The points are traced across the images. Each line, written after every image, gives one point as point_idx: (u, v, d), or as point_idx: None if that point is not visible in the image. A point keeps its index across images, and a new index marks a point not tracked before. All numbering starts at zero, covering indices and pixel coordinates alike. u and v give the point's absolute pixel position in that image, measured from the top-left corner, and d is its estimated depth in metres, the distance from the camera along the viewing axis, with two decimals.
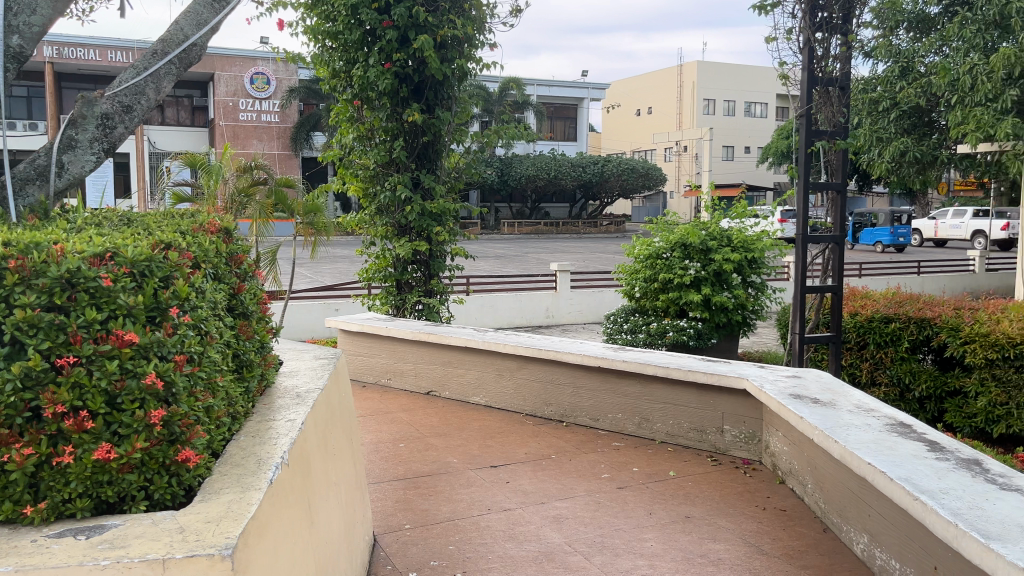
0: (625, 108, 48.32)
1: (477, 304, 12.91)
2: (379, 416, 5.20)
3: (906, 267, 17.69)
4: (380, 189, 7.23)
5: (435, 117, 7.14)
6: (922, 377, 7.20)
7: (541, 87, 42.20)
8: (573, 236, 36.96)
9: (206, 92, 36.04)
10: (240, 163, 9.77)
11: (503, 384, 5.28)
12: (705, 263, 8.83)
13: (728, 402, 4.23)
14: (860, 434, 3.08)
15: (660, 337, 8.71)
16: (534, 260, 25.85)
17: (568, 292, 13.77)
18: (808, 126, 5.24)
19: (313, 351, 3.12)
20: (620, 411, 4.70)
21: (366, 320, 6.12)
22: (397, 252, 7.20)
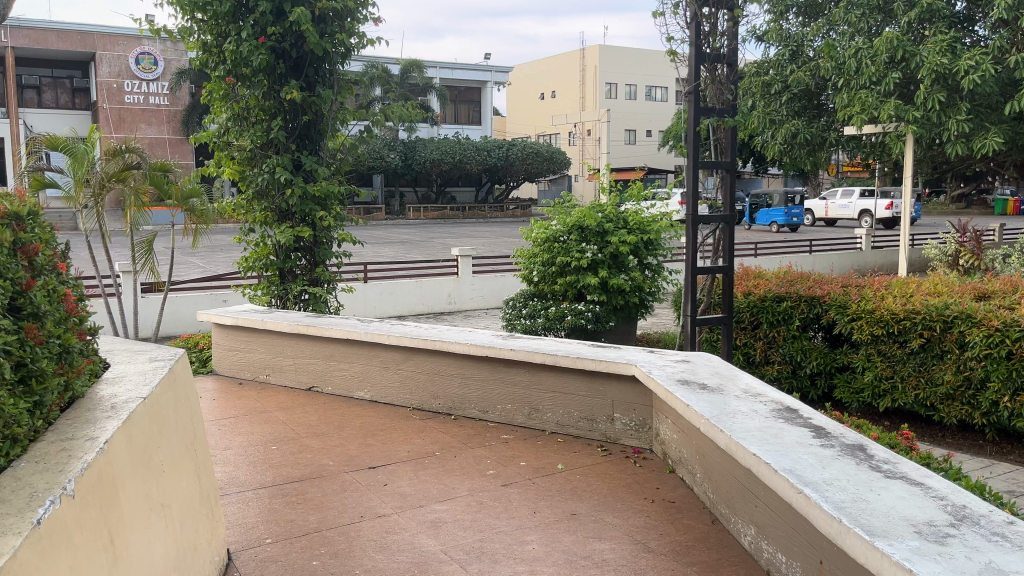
0: (529, 92, 48.30)
1: (375, 291, 12.50)
2: (253, 416, 4.83)
3: (799, 246, 18.20)
4: (257, 172, 6.79)
5: (316, 96, 6.76)
6: (813, 354, 7.28)
7: (444, 70, 41.66)
8: (479, 220, 36.68)
9: (88, 73, 34.05)
10: (110, 146, 9.06)
11: (388, 377, 4.99)
12: (601, 246, 8.75)
13: (617, 389, 4.07)
14: (745, 421, 2.95)
15: (559, 321, 8.57)
16: (439, 245, 25.50)
17: (469, 278, 13.46)
18: (697, 104, 5.12)
19: (149, 352, 2.76)
20: (509, 402, 4.48)
21: (241, 313, 5.71)
22: (278, 239, 6.82)
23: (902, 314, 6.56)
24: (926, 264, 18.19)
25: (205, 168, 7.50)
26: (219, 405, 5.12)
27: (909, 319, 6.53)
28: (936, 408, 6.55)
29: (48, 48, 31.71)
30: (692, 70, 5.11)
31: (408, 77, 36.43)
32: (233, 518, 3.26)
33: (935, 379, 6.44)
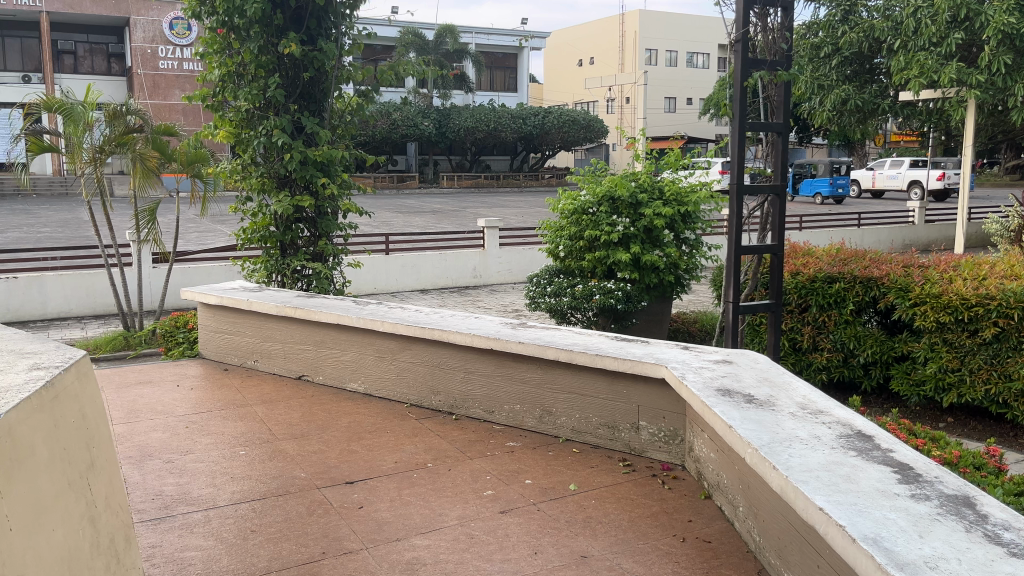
0: (567, 58, 47.14)
1: (398, 263, 11.92)
2: (230, 410, 4.25)
3: (847, 219, 17.16)
4: (254, 134, 6.18)
5: (318, 50, 6.11)
6: (868, 342, 6.50)
7: (480, 36, 40.68)
8: (514, 190, 35.90)
9: (123, 38, 33.80)
10: (110, 109, 8.50)
11: (384, 368, 4.38)
12: (634, 219, 8.04)
13: (643, 392, 3.42)
14: (805, 455, 2.27)
15: (587, 301, 7.86)
16: (470, 216, 24.82)
17: (496, 251, 12.79)
18: (745, 54, 4.34)
19: (35, 358, 2.15)
20: (518, 403, 3.84)
21: (227, 291, 5.13)
22: (276, 209, 6.23)
23: (973, 299, 5.77)
24: (984, 239, 17.06)
25: (201, 130, 6.90)
26: (197, 395, 4.55)
27: (981, 305, 5.73)
28: (1009, 405, 5.77)
29: (83, 13, 31.39)
30: (740, 14, 4.33)
31: (443, 43, 35.61)
32: (168, 551, 2.67)
33: (1009, 374, 5.66)
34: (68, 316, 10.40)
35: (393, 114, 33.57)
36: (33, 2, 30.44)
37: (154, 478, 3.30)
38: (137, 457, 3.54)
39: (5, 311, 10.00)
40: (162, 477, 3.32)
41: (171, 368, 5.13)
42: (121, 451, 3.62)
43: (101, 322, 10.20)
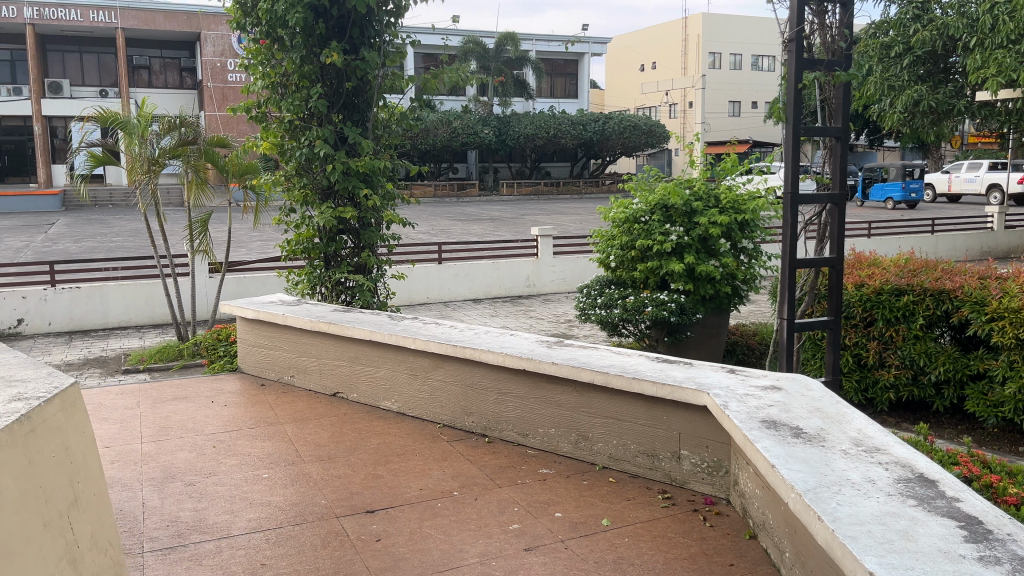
0: (628, 63, 46.71)
1: (450, 272, 11.82)
2: (261, 428, 4.14)
3: (919, 225, 16.44)
4: (297, 145, 6.13)
5: (360, 59, 6.02)
6: (940, 359, 6.09)
7: (540, 43, 40.57)
8: (574, 196, 35.64)
9: (194, 53, 34.79)
10: (164, 121, 8.59)
11: (417, 387, 4.22)
12: (688, 228, 7.74)
13: (684, 419, 3.17)
14: (856, 503, 2.00)
15: (639, 313, 7.58)
16: (528, 223, 24.68)
17: (550, 259, 12.58)
18: (800, 53, 4.04)
19: (19, 387, 2.02)
20: (553, 426, 3.63)
21: (264, 305, 5.05)
22: (318, 220, 6.15)
23: None
24: None
25: (247, 141, 6.89)
26: (230, 411, 4.47)
27: None
28: None
29: (156, 29, 32.36)
30: (794, 10, 4.03)
31: (503, 51, 35.60)
32: None
33: None
34: (128, 324, 10.60)
35: (453, 123, 33.69)
36: (109, 19, 31.51)
37: (172, 502, 3.19)
38: (160, 478, 3.45)
39: (68, 320, 10.26)
40: (181, 501, 3.21)
41: (209, 383, 5.07)
42: (145, 471, 3.53)
43: (159, 330, 10.37)
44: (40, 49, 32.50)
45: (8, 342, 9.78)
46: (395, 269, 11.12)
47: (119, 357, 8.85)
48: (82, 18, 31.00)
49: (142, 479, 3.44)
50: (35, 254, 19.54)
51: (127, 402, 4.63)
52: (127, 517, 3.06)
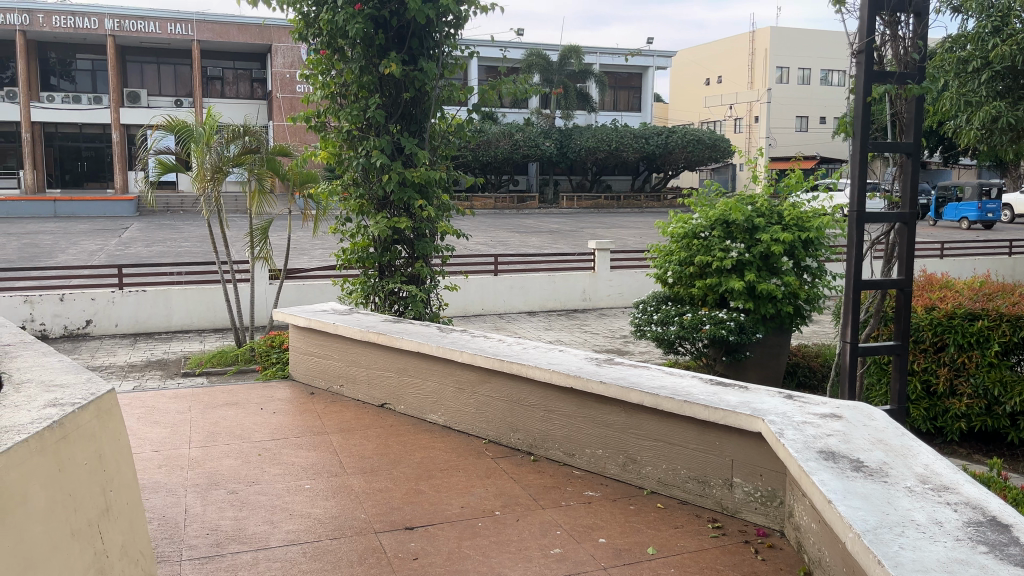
0: (693, 77, 46.21)
1: (506, 284, 11.78)
2: (307, 437, 4.13)
3: (995, 247, 15.78)
4: (354, 154, 6.17)
5: (419, 70, 6.02)
6: (1016, 389, 5.81)
7: (604, 56, 40.44)
8: (635, 210, 35.36)
9: (265, 64, 35.71)
10: (229, 129, 8.77)
11: (463, 402, 4.15)
12: (749, 245, 7.53)
13: (737, 445, 3.03)
14: (922, 548, 1.85)
15: (696, 331, 7.40)
16: (587, 236, 24.54)
17: (607, 273, 12.43)
18: (869, 65, 3.86)
19: (55, 393, 2.02)
20: (600, 447, 3.52)
21: (317, 314, 5.06)
22: (373, 230, 6.16)
23: None
24: None
25: (306, 150, 6.96)
26: (279, 419, 4.47)
27: None
28: None
29: (230, 41, 33.26)
30: (865, 19, 3.84)
31: (567, 64, 35.57)
32: None
33: None
34: (190, 328, 10.85)
35: (515, 135, 33.76)
36: (186, 31, 32.55)
37: (214, 510, 3.18)
38: (204, 485, 3.45)
39: (134, 322, 10.54)
40: (222, 509, 3.20)
41: (260, 390, 5.10)
42: (191, 477, 3.54)
43: (219, 335, 10.58)
44: (120, 60, 33.79)
45: (76, 341, 10.09)
46: (449, 280, 11.12)
47: (180, 360, 9.05)
48: (160, 30, 32.06)
49: (187, 485, 3.45)
50: (108, 257, 20.23)
51: (179, 406, 4.68)
52: (169, 522, 3.07)
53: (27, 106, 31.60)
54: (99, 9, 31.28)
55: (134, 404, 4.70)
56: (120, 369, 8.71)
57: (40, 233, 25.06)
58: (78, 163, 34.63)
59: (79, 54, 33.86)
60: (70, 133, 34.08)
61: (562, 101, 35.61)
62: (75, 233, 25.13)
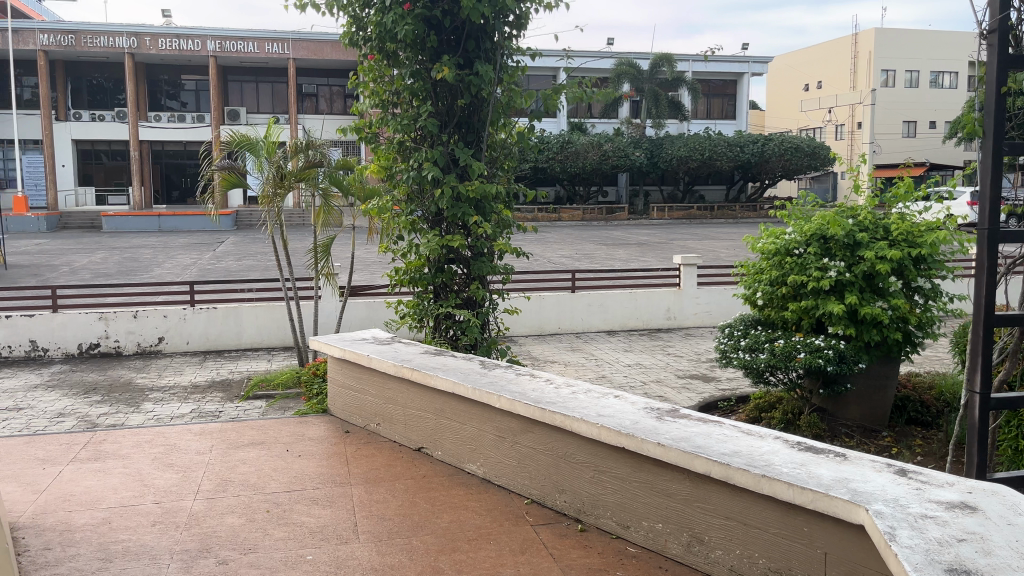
0: (792, 83, 44.49)
1: (584, 302, 11.15)
2: (325, 489, 3.63)
3: None
4: (405, 167, 5.70)
5: (475, 74, 5.51)
6: None
7: (698, 63, 39.23)
8: (729, 222, 34.01)
9: None
10: (292, 143, 8.48)
11: (503, 453, 3.57)
12: (851, 263, 6.67)
13: (831, 535, 2.33)
14: None
15: (789, 360, 6.57)
16: (676, 249, 23.61)
17: (694, 291, 11.61)
18: (1004, 49, 3.10)
19: None
20: (660, 521, 2.87)
21: (352, 344, 4.58)
22: (425, 249, 5.65)
23: None
24: None
25: (360, 162, 6.51)
26: (302, 464, 3.99)
27: None
28: None
29: (324, 58, 33.83)
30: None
31: (658, 72, 34.56)
32: None
33: None
34: (261, 345, 10.66)
35: (604, 145, 33.06)
36: (282, 50, 33.19)
37: None
38: (193, 552, 2.98)
39: (204, 339, 10.44)
40: None
41: (292, 426, 4.66)
42: (183, 540, 3.08)
43: (288, 353, 10.35)
44: (222, 79, 35.07)
45: (148, 358, 10.04)
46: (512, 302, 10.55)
47: (243, 381, 8.81)
48: (258, 50, 32.92)
49: (175, 551, 2.98)
50: (200, 271, 20.67)
51: (201, 445, 4.28)
52: None
53: (136, 126, 33.00)
54: (202, 31, 32.22)
55: (155, 442, 4.33)
56: (183, 390, 8.51)
57: (142, 246, 25.99)
58: (183, 179, 36.10)
59: (184, 75, 35.29)
60: (175, 151, 35.53)
61: (653, 110, 34.76)
62: (174, 247, 25.97)
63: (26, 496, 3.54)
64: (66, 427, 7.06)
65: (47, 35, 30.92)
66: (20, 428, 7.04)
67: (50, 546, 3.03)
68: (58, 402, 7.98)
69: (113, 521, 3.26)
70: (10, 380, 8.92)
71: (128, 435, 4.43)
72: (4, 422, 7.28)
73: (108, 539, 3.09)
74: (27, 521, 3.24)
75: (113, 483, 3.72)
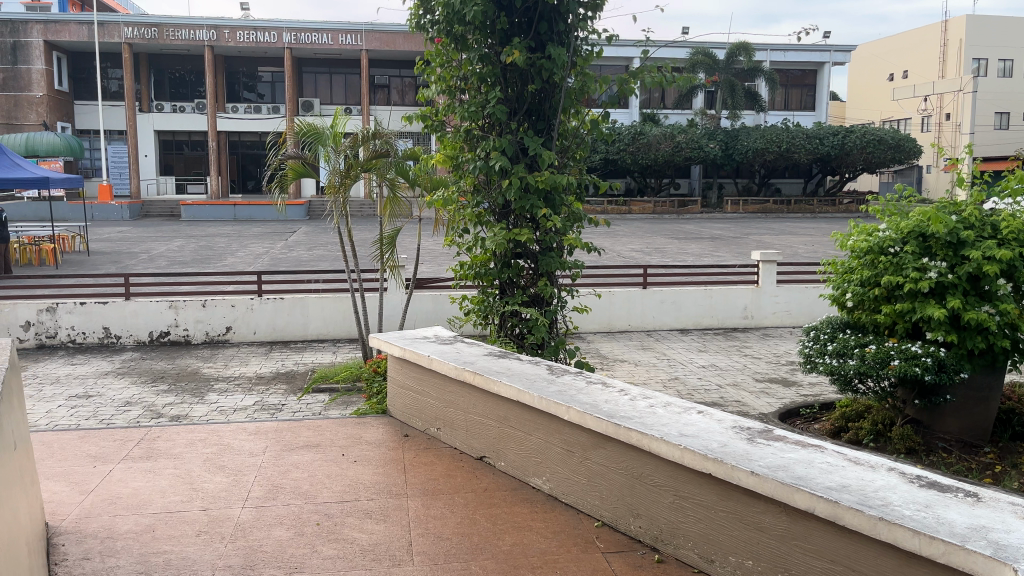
0: (876, 72, 42.74)
1: (656, 299, 10.75)
2: (379, 500, 3.38)
3: None
4: (472, 157, 5.42)
5: (547, 58, 5.20)
6: None
7: (777, 53, 37.98)
8: (807, 216, 32.84)
9: None
10: (359, 132, 8.30)
11: (572, 468, 3.26)
12: (953, 264, 6.12)
13: None
14: None
15: (881, 367, 6.07)
16: (752, 244, 22.85)
17: (773, 289, 11.06)
18: None
19: None
20: (749, 557, 2.51)
21: (413, 343, 4.34)
22: (491, 243, 5.37)
23: None
24: None
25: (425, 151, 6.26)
26: (358, 470, 3.76)
27: None
28: None
29: (397, 49, 33.93)
30: None
31: (735, 62, 33.55)
32: None
33: None
34: (327, 337, 10.59)
35: (677, 136, 32.26)
36: (355, 41, 33.39)
37: None
38: (236, 569, 2.76)
39: (271, 329, 10.41)
40: None
41: (350, 428, 4.45)
42: (227, 554, 2.87)
43: (353, 345, 10.24)
44: (297, 71, 35.54)
45: (216, 348, 10.07)
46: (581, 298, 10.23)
47: (307, 373, 8.72)
48: (332, 41, 33.22)
49: (217, 567, 2.77)
50: (272, 260, 20.92)
51: (255, 446, 4.10)
52: None
53: (214, 117, 33.72)
54: (279, 23, 32.67)
55: (208, 441, 4.17)
56: (247, 381, 8.44)
57: (217, 235, 26.49)
58: (258, 169, 36.81)
59: (261, 67, 35.91)
60: (251, 142, 36.20)
61: (729, 101, 33.77)
62: (248, 236, 26.40)
63: (73, 497, 3.40)
64: (132, 417, 7.04)
65: (131, 28, 31.71)
66: (87, 417, 7.05)
67: (89, 556, 2.86)
68: (126, 391, 8.00)
69: (157, 529, 3.07)
70: (82, 367, 9.04)
71: (183, 433, 4.28)
72: (73, 409, 7.32)
73: (149, 549, 2.90)
74: (71, 526, 3.09)
75: (162, 485, 3.55)
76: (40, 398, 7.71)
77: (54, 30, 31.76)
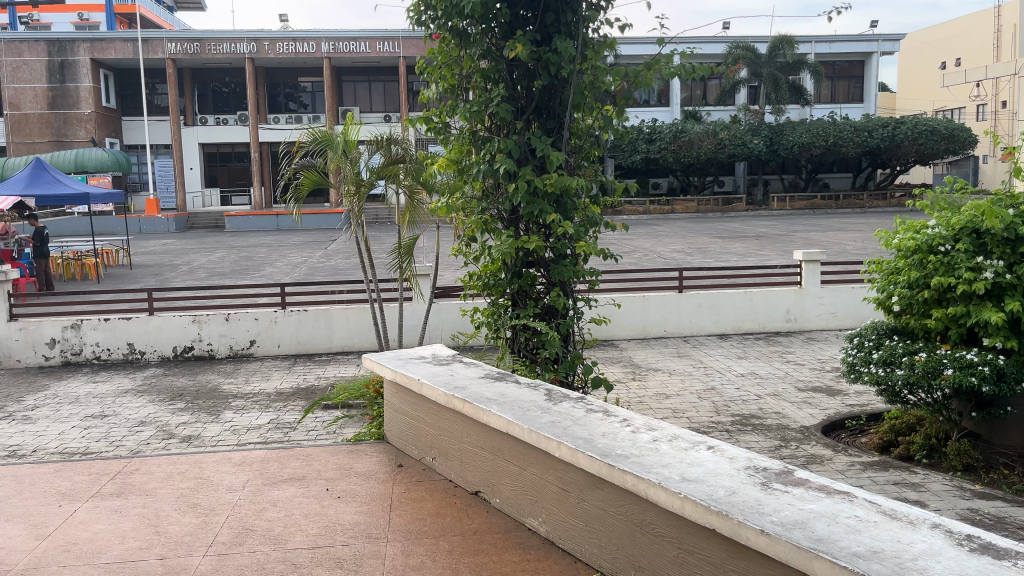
0: (929, 60, 41.26)
1: (693, 303, 10.25)
2: (354, 547, 3.02)
3: None
4: (477, 160, 5.06)
5: (552, 50, 4.81)
6: None
7: (823, 44, 36.88)
8: (857, 211, 31.76)
9: None
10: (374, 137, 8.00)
11: (569, 510, 2.86)
12: (1011, 263, 5.56)
13: None
14: None
15: (933, 377, 5.53)
16: (799, 241, 22.03)
17: (818, 290, 10.48)
18: None
19: None
20: None
21: (406, 364, 3.99)
22: (498, 251, 5.00)
23: None
24: None
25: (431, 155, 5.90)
26: (339, 509, 3.41)
27: None
28: None
29: None
30: None
31: (778, 55, 32.47)
32: None
33: None
34: (351, 350, 10.34)
35: (720, 133, 31.52)
36: (392, 48, 33.22)
37: None
38: None
39: (295, 341, 10.19)
40: None
41: (342, 457, 4.11)
42: None
43: None
44: (336, 80, 35.64)
45: (239, 362, 9.87)
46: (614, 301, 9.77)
47: (327, 388, 8.45)
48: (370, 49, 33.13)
49: None
50: (309, 269, 20.88)
51: (235, 479, 3.79)
52: None
53: (256, 128, 33.96)
54: (316, 33, 32.73)
55: (187, 475, 3.88)
56: (266, 398, 8.19)
57: (258, 245, 26.62)
58: None
59: (302, 77, 36.14)
60: None
61: (773, 95, 32.86)
62: (287, 245, 26.45)
63: (27, 542, 3.13)
64: (143, 438, 6.84)
65: (174, 43, 32.12)
66: (99, 438, 6.87)
67: None
68: (142, 409, 7.82)
69: None
70: (103, 384, 8.91)
71: (163, 465, 4.01)
72: (86, 430, 7.15)
73: None
74: None
75: (124, 527, 3.26)
76: (56, 418, 7.57)
77: (100, 48, 32.33)
